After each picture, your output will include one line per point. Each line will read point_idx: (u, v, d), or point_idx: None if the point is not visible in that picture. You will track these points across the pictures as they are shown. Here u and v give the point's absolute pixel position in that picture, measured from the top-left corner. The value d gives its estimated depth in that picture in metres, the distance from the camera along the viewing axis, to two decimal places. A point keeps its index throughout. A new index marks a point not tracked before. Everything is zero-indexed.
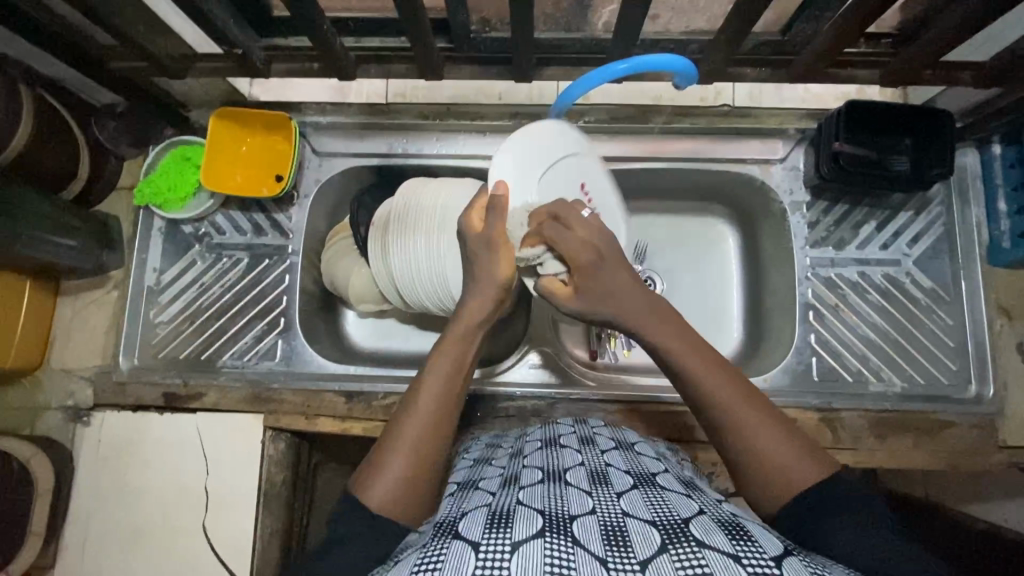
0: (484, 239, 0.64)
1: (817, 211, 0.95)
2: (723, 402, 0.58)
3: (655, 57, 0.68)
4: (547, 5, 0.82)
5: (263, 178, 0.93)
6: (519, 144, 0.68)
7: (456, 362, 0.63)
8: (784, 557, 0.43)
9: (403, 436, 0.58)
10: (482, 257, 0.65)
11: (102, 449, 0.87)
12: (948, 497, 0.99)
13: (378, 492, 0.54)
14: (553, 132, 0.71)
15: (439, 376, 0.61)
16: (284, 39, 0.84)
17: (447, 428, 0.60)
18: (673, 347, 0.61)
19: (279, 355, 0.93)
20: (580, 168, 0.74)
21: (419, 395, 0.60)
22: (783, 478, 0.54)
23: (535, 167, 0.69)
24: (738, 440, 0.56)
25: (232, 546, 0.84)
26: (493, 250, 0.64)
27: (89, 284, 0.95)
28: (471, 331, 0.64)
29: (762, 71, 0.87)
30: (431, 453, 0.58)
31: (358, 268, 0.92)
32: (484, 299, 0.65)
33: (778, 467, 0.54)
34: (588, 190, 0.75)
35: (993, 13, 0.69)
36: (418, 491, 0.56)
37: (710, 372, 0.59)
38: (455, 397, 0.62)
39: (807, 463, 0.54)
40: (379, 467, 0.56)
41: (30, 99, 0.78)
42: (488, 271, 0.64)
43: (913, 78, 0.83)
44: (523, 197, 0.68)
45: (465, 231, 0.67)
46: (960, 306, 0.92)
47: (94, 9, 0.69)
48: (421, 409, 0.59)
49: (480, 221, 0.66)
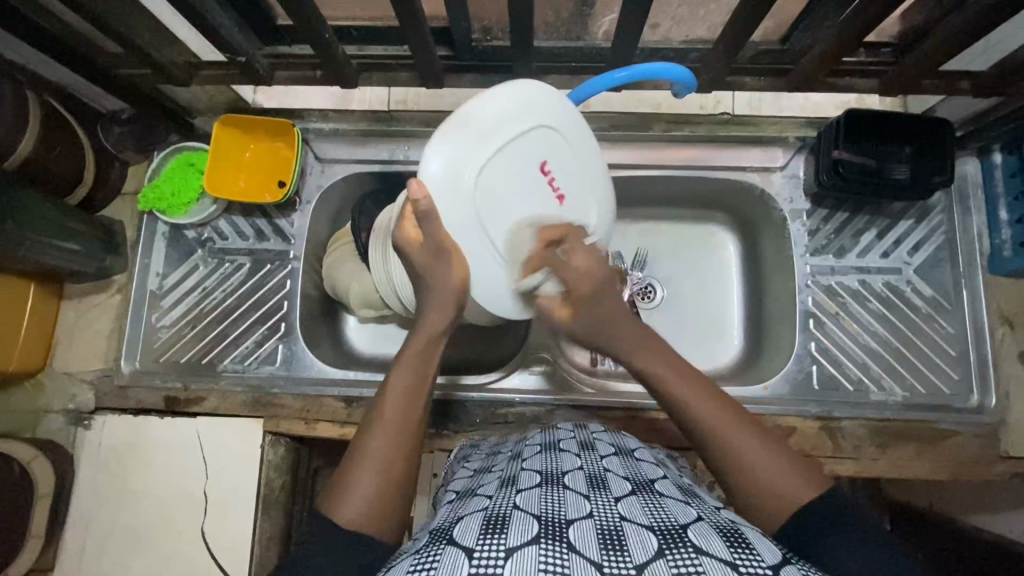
0: (429, 251, 0.61)
1: (818, 219, 0.95)
2: (704, 415, 0.59)
3: (654, 65, 0.68)
4: (548, 15, 0.83)
5: (266, 183, 0.94)
6: (452, 128, 0.61)
7: (416, 376, 0.62)
8: (782, 566, 0.43)
9: (371, 457, 0.57)
10: (429, 271, 0.62)
11: (103, 452, 0.88)
12: (952, 509, 0.98)
13: (346, 511, 0.54)
14: (498, 109, 0.61)
15: (399, 392, 0.61)
16: (287, 48, 0.86)
17: (413, 439, 0.60)
18: (660, 368, 0.63)
19: (280, 359, 0.93)
20: (547, 145, 0.63)
21: (382, 415, 0.60)
22: (781, 496, 0.54)
23: (466, 143, 0.60)
24: (726, 458, 0.57)
25: (231, 550, 0.84)
26: (442, 258, 0.61)
27: (93, 288, 0.96)
28: (432, 341, 0.63)
29: (761, 79, 0.88)
30: (401, 470, 0.57)
31: (357, 275, 0.92)
32: (442, 311, 0.62)
33: (775, 487, 0.54)
34: (552, 171, 0.63)
35: (990, 23, 0.69)
36: (389, 504, 0.55)
37: (697, 399, 0.60)
38: (418, 414, 0.61)
39: (797, 473, 0.54)
40: (348, 487, 0.56)
41: (38, 106, 0.79)
42: (437, 277, 0.62)
43: (912, 87, 0.83)
44: (454, 181, 0.60)
45: (404, 245, 0.63)
46: (962, 315, 0.91)
47: (101, 17, 0.70)
48: (386, 429, 0.59)
49: (417, 230, 0.62)
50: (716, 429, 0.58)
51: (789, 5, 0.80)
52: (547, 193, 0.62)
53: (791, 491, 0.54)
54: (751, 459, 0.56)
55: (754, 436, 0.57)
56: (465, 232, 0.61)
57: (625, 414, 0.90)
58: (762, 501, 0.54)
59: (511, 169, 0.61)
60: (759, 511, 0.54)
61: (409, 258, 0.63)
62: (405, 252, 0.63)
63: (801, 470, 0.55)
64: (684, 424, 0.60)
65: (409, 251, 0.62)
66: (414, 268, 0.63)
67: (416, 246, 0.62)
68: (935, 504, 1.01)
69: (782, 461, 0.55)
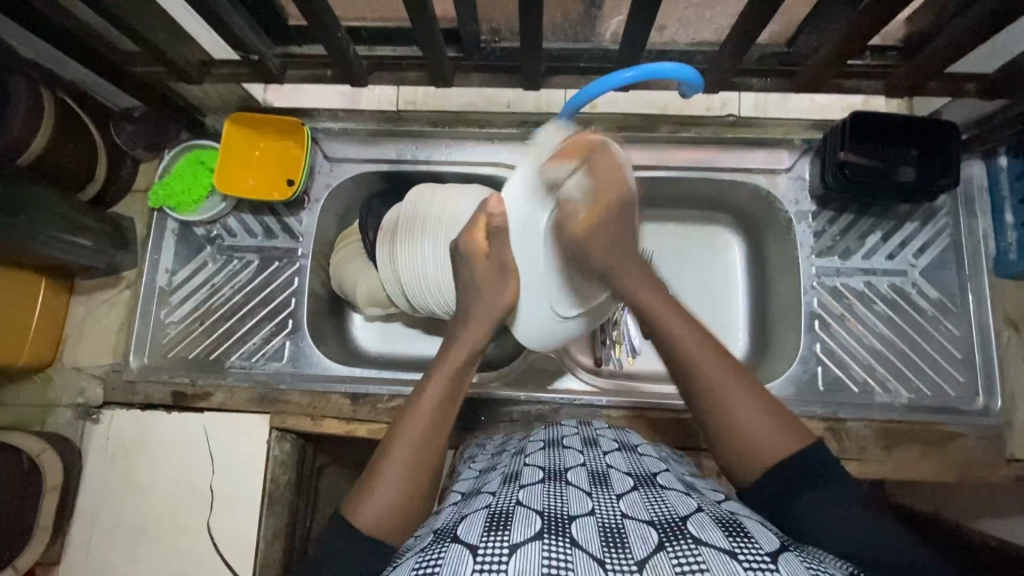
0: (494, 265, 0.71)
1: (823, 220, 0.95)
2: (700, 362, 0.60)
3: (662, 66, 0.69)
4: (557, 17, 0.84)
5: (275, 182, 0.95)
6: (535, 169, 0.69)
7: (451, 385, 0.65)
8: (780, 552, 0.43)
9: (395, 462, 0.57)
10: (484, 283, 0.72)
11: (111, 446, 0.88)
12: (956, 512, 0.98)
13: (366, 512, 0.54)
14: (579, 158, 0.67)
15: (434, 398, 0.62)
16: (299, 48, 0.87)
17: (438, 447, 0.60)
18: (660, 313, 0.65)
19: (286, 356, 0.94)
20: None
21: (412, 420, 0.61)
22: (762, 452, 0.54)
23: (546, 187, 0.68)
24: (713, 407, 0.58)
25: (236, 545, 0.85)
26: (504, 275, 0.71)
27: (102, 284, 0.96)
28: (473, 353, 0.69)
29: (768, 81, 0.88)
30: (424, 478, 0.58)
31: (364, 274, 0.92)
32: (481, 323, 0.70)
33: (757, 444, 0.55)
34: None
35: (996, 26, 0.70)
36: (407, 511, 0.55)
37: (693, 341, 0.61)
38: (445, 424, 0.62)
39: (783, 429, 0.55)
40: (370, 488, 0.56)
41: (52, 103, 0.80)
42: (491, 291, 0.71)
43: (918, 90, 0.84)
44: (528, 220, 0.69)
45: (468, 251, 0.73)
46: (967, 317, 0.91)
47: (117, 15, 0.71)
48: (413, 434, 0.59)
49: (484, 240, 0.73)
50: (708, 372, 0.59)
51: (796, 7, 0.81)
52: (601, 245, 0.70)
53: (785, 452, 0.54)
54: (736, 412, 0.56)
55: (746, 391, 0.57)
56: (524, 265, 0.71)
57: (630, 413, 0.90)
58: (743, 458, 0.55)
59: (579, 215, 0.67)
60: (741, 467, 0.55)
61: (472, 267, 0.72)
62: (470, 256, 0.73)
63: (786, 427, 0.55)
64: (675, 366, 0.62)
65: (473, 259, 0.72)
66: (473, 275, 0.73)
67: (480, 256, 0.72)
68: (940, 508, 1.01)
69: (769, 418, 0.56)
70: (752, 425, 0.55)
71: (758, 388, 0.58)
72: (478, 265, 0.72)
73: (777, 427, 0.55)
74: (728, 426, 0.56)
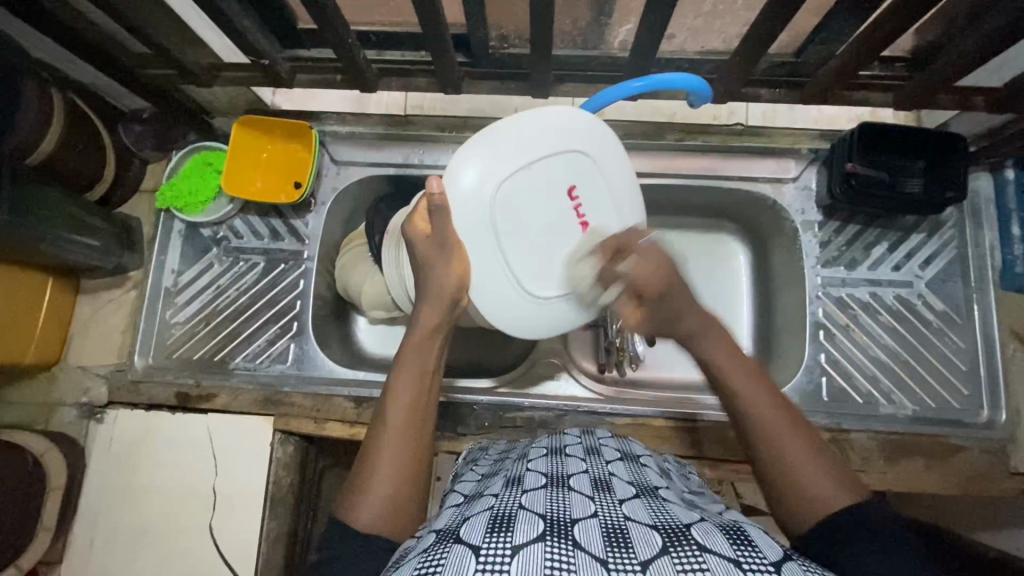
0: (436, 245, 0.63)
1: (829, 231, 0.95)
2: (760, 416, 0.58)
3: (669, 76, 0.68)
4: (566, 24, 0.84)
5: (283, 185, 0.95)
6: (475, 148, 0.65)
7: (420, 371, 0.63)
8: (784, 561, 0.43)
9: (382, 458, 0.58)
10: (430, 264, 0.64)
11: (114, 446, 0.88)
12: (958, 523, 0.98)
13: (363, 512, 0.54)
14: (519, 132, 0.65)
15: (406, 389, 0.62)
16: (308, 51, 0.87)
17: (421, 435, 0.60)
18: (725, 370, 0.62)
19: (290, 358, 0.94)
20: (577, 169, 0.67)
21: (390, 414, 0.61)
22: (815, 502, 0.54)
23: (488, 163, 0.64)
24: (769, 457, 0.57)
25: (239, 547, 0.85)
26: (446, 254, 0.63)
27: (109, 283, 0.97)
28: (429, 336, 0.64)
29: (776, 92, 0.88)
30: (413, 469, 0.58)
31: (370, 277, 0.92)
32: (435, 305, 0.64)
33: (810, 493, 0.54)
34: (579, 196, 0.67)
35: (1006, 41, 0.70)
36: (405, 504, 0.56)
37: (751, 394, 0.60)
38: (423, 411, 0.62)
39: (836, 482, 0.54)
40: (362, 489, 0.56)
41: (63, 104, 0.81)
42: (443, 266, 0.63)
43: (927, 102, 0.84)
44: (477, 208, 0.64)
45: (412, 239, 0.65)
46: (972, 329, 0.91)
47: (128, 17, 0.72)
48: (393, 428, 0.60)
49: (427, 222, 0.64)
50: (766, 423, 0.58)
51: (805, 18, 0.80)
52: (569, 216, 0.67)
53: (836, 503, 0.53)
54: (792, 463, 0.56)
55: (802, 443, 0.57)
56: (484, 261, 0.65)
57: (633, 421, 0.90)
58: (793, 507, 0.55)
59: (529, 186, 0.65)
60: (791, 513, 0.55)
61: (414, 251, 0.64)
62: (414, 246, 0.65)
63: (840, 480, 0.54)
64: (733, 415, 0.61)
65: (417, 242, 0.64)
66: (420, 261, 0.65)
67: (423, 239, 0.64)
68: (942, 519, 1.01)
69: (823, 470, 0.55)
70: (807, 476, 0.55)
71: (815, 442, 0.57)
72: (421, 246, 0.64)
73: (833, 478, 0.54)
74: (783, 472, 0.56)
